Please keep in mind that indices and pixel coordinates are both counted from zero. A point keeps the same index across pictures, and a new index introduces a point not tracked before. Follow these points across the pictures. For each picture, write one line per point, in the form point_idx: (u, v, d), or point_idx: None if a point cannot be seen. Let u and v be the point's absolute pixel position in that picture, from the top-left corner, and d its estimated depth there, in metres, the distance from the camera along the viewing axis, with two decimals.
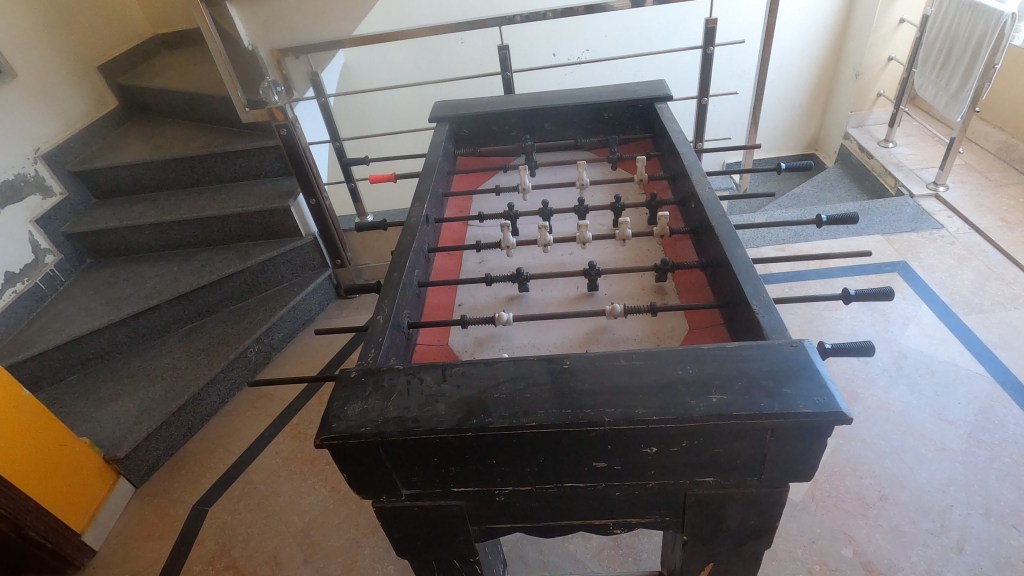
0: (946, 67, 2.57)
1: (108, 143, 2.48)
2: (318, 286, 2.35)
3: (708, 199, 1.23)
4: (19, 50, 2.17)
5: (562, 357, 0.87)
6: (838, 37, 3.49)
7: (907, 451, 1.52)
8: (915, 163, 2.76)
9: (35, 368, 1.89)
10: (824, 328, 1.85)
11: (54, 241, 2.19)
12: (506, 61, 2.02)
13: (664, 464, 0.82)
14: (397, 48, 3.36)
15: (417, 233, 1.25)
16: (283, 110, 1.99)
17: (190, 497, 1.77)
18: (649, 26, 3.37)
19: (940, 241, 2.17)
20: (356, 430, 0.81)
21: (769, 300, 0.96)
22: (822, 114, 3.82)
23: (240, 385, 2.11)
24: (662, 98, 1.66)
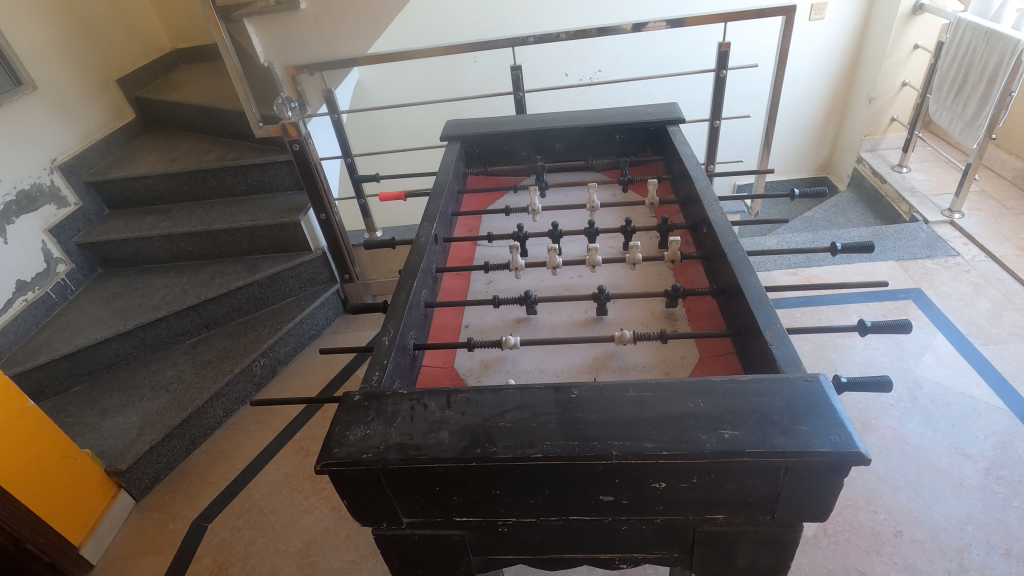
0: (960, 94, 2.55)
1: (124, 155, 2.51)
2: (326, 301, 2.35)
3: (721, 225, 1.22)
4: (41, 63, 2.21)
5: (570, 385, 0.85)
6: (851, 62, 3.50)
7: (923, 485, 1.48)
8: (930, 188, 2.73)
9: (41, 377, 1.89)
10: (836, 356, 1.82)
11: (67, 251, 2.21)
12: (518, 81, 2.03)
13: (673, 500, 0.80)
14: (411, 67, 3.40)
15: (426, 252, 1.25)
16: (296, 126, 1.91)
17: (190, 512, 1.76)
18: (661, 49, 3.40)
19: (956, 269, 2.14)
20: (358, 456, 0.79)
21: (782, 331, 0.94)
22: (834, 138, 3.81)
23: (245, 399, 2.10)
24: (675, 121, 1.65)
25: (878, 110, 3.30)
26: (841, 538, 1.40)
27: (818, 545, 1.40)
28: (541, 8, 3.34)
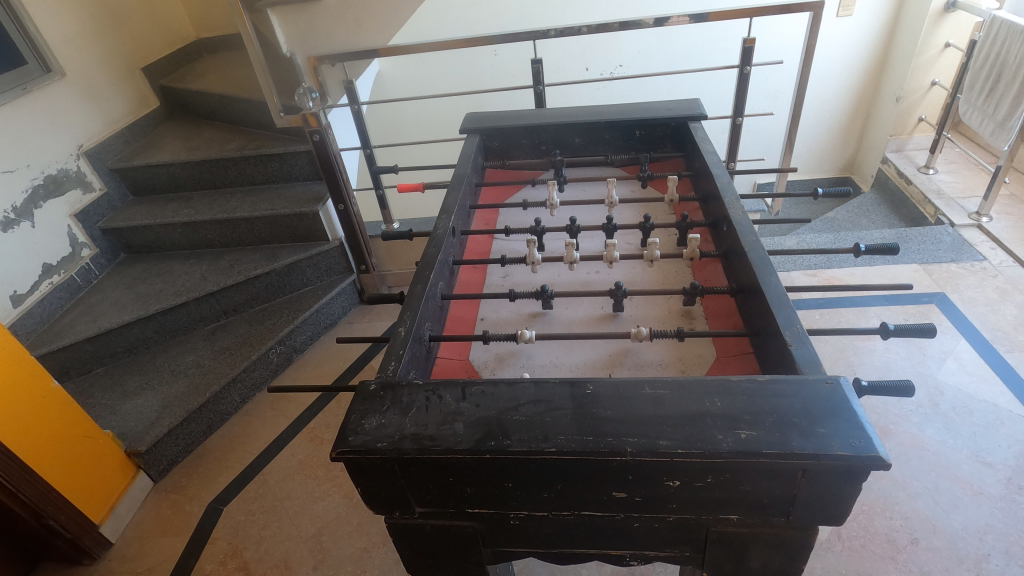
0: (993, 94, 2.48)
1: (148, 143, 2.55)
2: (342, 291, 2.37)
3: (742, 223, 1.20)
4: (69, 50, 2.25)
5: (585, 381, 0.85)
6: (879, 59, 3.42)
7: (942, 493, 1.45)
8: (957, 191, 2.67)
9: (66, 359, 1.93)
10: (855, 360, 1.79)
11: (91, 236, 2.25)
12: (539, 75, 2.01)
13: (687, 498, 0.79)
14: (432, 59, 3.40)
15: (443, 244, 1.25)
16: (317, 116, 2.03)
17: (206, 495, 1.79)
18: (684, 44, 3.35)
19: (982, 273, 2.09)
20: (373, 445, 0.79)
21: (803, 332, 0.92)
22: (859, 138, 3.74)
23: (261, 386, 2.13)
24: (696, 118, 1.64)
25: (906, 109, 3.23)
26: (856, 544, 1.38)
27: (832, 550, 1.38)
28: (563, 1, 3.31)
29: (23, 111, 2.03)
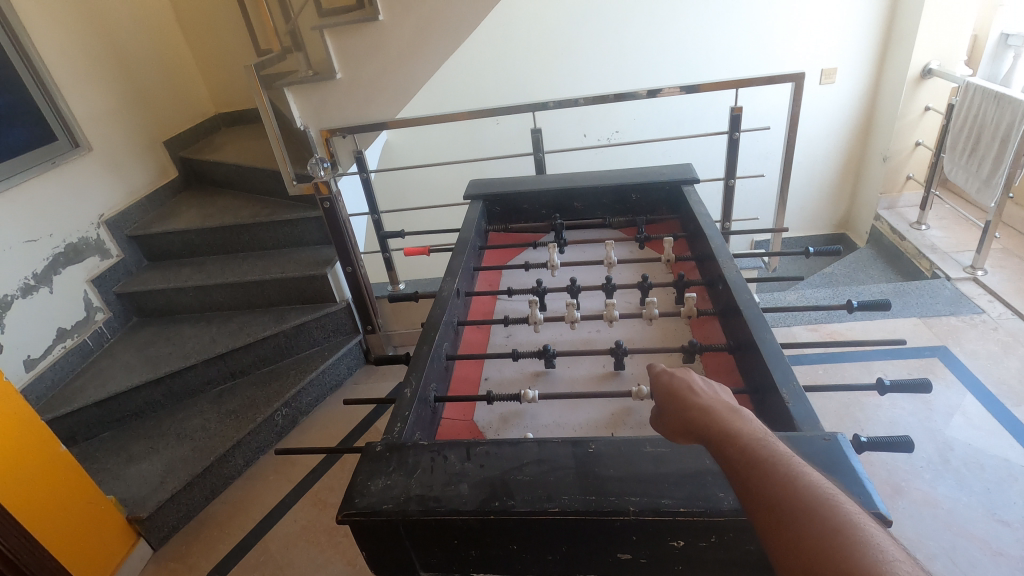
0: (974, 153, 2.59)
1: (165, 211, 2.66)
2: (348, 351, 2.40)
3: (736, 282, 1.24)
4: (97, 128, 2.39)
5: (587, 440, 0.87)
6: (864, 122, 3.58)
7: (960, 554, 1.41)
8: (950, 246, 2.73)
9: (73, 424, 1.95)
10: (861, 415, 1.78)
11: (106, 301, 2.31)
12: (539, 143, 2.12)
13: (692, 560, 0.79)
14: (437, 129, 3.58)
15: (448, 306, 1.29)
16: (328, 184, 2.03)
17: (206, 563, 1.75)
18: (676, 112, 3.53)
19: (982, 326, 2.10)
20: (379, 507, 0.81)
21: (799, 388, 0.94)
22: (851, 196, 3.85)
23: (266, 449, 2.12)
24: (689, 182, 1.71)
25: (893, 168, 3.35)
26: None
27: None
28: (561, 74, 3.52)
29: (50, 184, 2.15)
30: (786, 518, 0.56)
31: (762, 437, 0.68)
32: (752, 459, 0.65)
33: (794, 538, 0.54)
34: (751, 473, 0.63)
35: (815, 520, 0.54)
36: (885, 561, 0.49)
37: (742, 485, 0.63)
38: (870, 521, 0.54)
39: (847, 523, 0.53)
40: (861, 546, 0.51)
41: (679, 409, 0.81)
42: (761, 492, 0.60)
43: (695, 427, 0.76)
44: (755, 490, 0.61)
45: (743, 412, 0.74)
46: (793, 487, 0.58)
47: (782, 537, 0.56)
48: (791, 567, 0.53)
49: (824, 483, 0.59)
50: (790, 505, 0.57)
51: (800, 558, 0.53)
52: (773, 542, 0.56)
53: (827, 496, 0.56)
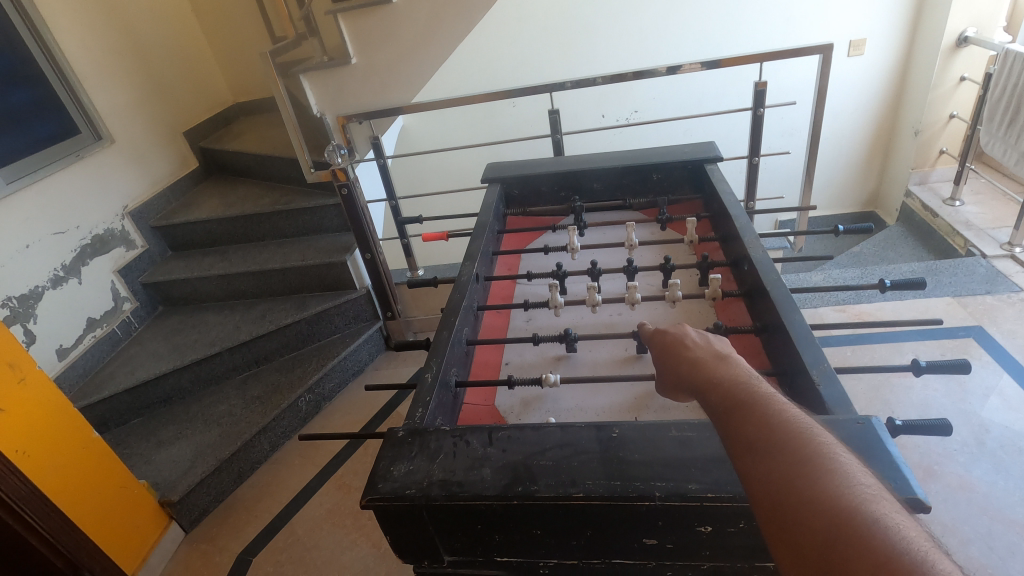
0: (1014, 124, 2.47)
1: (187, 201, 2.69)
2: (369, 338, 2.42)
3: (762, 262, 1.21)
4: (118, 120, 2.42)
5: (611, 424, 0.85)
6: (895, 95, 3.44)
7: (997, 539, 1.37)
8: (986, 222, 2.63)
9: (105, 410, 2.00)
10: (892, 397, 1.73)
11: (133, 290, 2.36)
12: (557, 124, 2.08)
13: (720, 545, 0.78)
14: (453, 113, 3.54)
15: (467, 291, 1.28)
16: (345, 170, 2.04)
17: (235, 545, 1.79)
18: (697, 89, 3.44)
19: (1020, 305, 2.03)
20: (402, 491, 0.80)
21: (830, 371, 0.91)
22: (880, 172, 3.73)
23: (290, 434, 2.16)
24: (712, 160, 1.67)
25: (926, 142, 3.22)
26: None
27: None
28: (578, 53, 3.45)
29: (76, 176, 2.18)
30: (757, 446, 0.60)
31: (746, 380, 0.71)
32: (734, 400, 0.68)
33: (760, 461, 0.58)
34: (731, 411, 0.67)
35: (783, 445, 0.58)
36: (843, 479, 0.53)
37: (722, 421, 0.67)
38: (839, 448, 0.57)
39: (812, 449, 0.57)
40: (822, 466, 0.54)
41: (669, 363, 0.86)
42: (738, 426, 0.64)
43: (682, 375, 0.81)
44: (733, 425, 0.65)
45: (734, 360, 0.77)
46: (767, 421, 0.62)
47: (750, 461, 0.60)
48: (755, 485, 0.57)
49: (799, 418, 0.62)
50: (762, 436, 0.61)
51: (763, 478, 0.57)
52: (742, 465, 0.60)
53: (800, 429, 0.60)
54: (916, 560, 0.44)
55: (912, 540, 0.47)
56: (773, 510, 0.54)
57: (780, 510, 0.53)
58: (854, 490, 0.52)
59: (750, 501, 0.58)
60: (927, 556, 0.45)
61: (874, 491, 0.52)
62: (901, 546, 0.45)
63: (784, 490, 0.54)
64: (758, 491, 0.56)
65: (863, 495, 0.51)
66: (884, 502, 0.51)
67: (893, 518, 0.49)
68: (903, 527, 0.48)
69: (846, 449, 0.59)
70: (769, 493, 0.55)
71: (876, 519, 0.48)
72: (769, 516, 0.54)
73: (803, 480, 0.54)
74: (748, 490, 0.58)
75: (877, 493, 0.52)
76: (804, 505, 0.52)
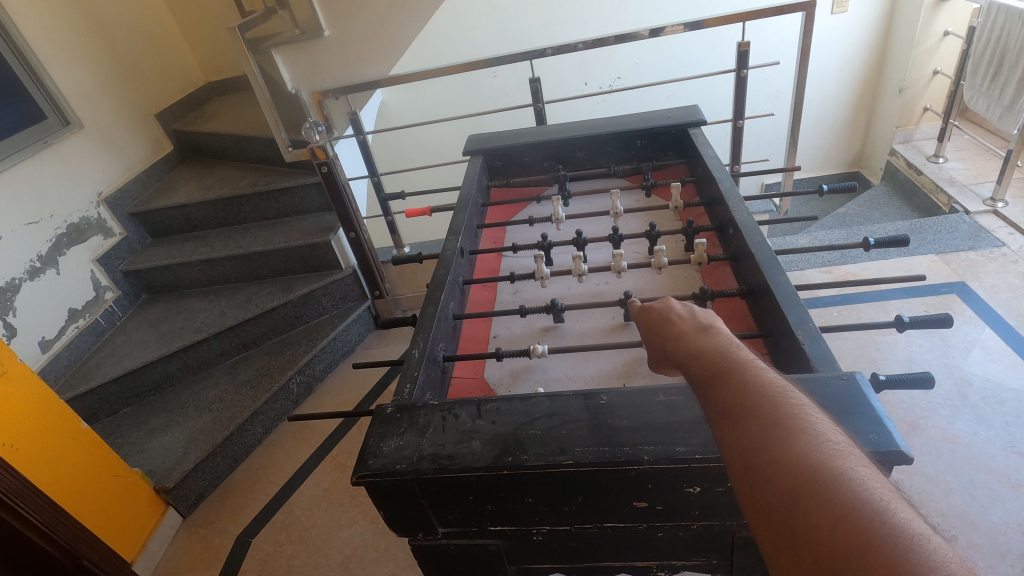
0: (997, 78, 2.46)
1: (163, 186, 2.63)
2: (357, 318, 2.41)
3: (747, 225, 1.20)
4: (86, 103, 2.34)
5: (599, 391, 0.85)
6: (879, 52, 3.41)
7: (978, 487, 1.41)
8: (969, 178, 2.64)
9: (93, 401, 1.98)
10: (877, 355, 1.75)
11: (114, 279, 2.31)
12: (537, 93, 2.04)
13: (710, 505, 0.79)
14: (433, 85, 3.47)
15: (452, 265, 1.26)
16: (323, 149, 1.95)
17: (234, 528, 1.80)
18: (680, 53, 3.39)
19: (1002, 260, 2.05)
20: (393, 467, 0.80)
21: (815, 330, 0.92)
22: (865, 131, 3.72)
23: (283, 416, 2.16)
24: (696, 124, 1.64)
25: (909, 100, 3.21)
26: None
27: None
28: (558, 19, 3.38)
29: (46, 164, 2.12)
30: (733, 413, 0.60)
31: (726, 350, 0.71)
32: (714, 370, 0.68)
33: (735, 427, 0.59)
34: (711, 381, 0.67)
35: (757, 410, 0.58)
36: (812, 437, 0.53)
37: (703, 391, 0.68)
38: (813, 410, 0.57)
39: (784, 411, 0.57)
40: (792, 426, 0.55)
41: (655, 339, 0.85)
42: (716, 395, 0.65)
43: (668, 350, 0.81)
44: (712, 395, 0.66)
45: (717, 330, 0.77)
46: (743, 387, 0.63)
47: (725, 428, 0.60)
48: (729, 451, 0.58)
49: (775, 382, 0.62)
50: (737, 402, 0.61)
51: (737, 443, 0.57)
52: (719, 432, 0.61)
53: (774, 392, 0.60)
54: (876, 509, 0.44)
55: (875, 490, 0.47)
56: (745, 473, 0.54)
57: (750, 473, 0.54)
58: (821, 446, 0.52)
59: (726, 466, 0.58)
60: (888, 506, 0.45)
61: (843, 447, 0.52)
62: (863, 496, 0.46)
63: (755, 452, 0.54)
64: (732, 456, 0.57)
65: (830, 450, 0.51)
66: (852, 457, 0.51)
67: (859, 471, 0.49)
68: (868, 480, 0.48)
69: (821, 410, 0.59)
70: (740, 456, 0.56)
71: (840, 472, 0.48)
72: (741, 479, 0.55)
73: (772, 441, 0.54)
74: (724, 455, 0.59)
75: (846, 449, 0.52)
76: (771, 465, 0.52)
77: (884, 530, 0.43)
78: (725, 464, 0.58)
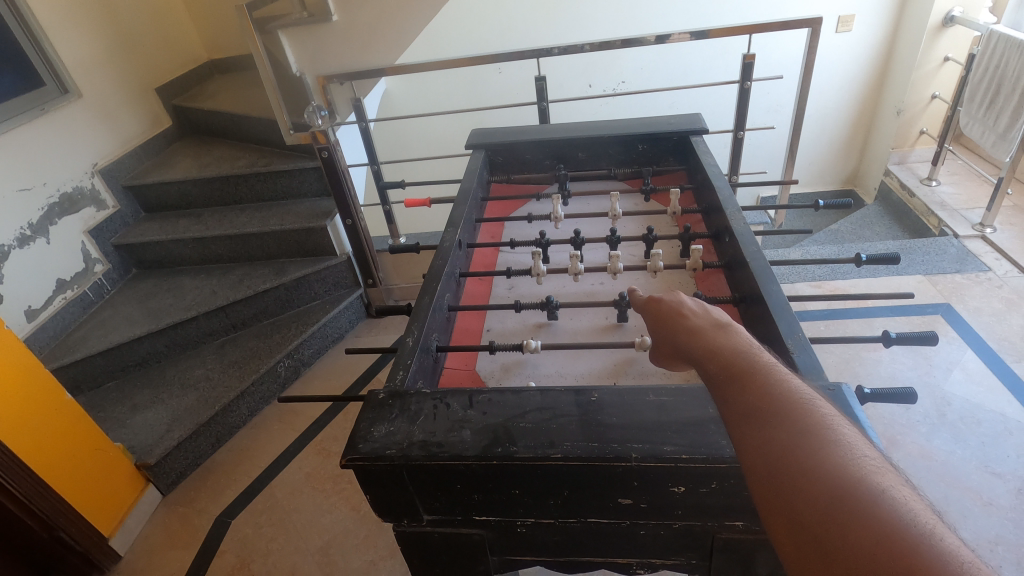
0: (993, 106, 2.50)
1: (159, 161, 2.60)
2: (350, 305, 2.40)
3: (743, 233, 1.22)
4: (86, 73, 2.31)
5: (590, 388, 0.87)
6: (880, 72, 3.45)
7: (952, 504, 1.44)
8: (960, 202, 2.69)
9: (78, 373, 1.96)
10: (861, 369, 1.79)
11: (104, 252, 2.29)
12: (542, 91, 2.03)
13: (692, 505, 0.80)
14: (437, 77, 3.47)
15: (450, 257, 1.27)
16: (325, 133, 1.97)
17: (214, 508, 1.80)
18: (685, 60, 3.41)
19: (987, 284, 2.09)
20: (382, 452, 0.81)
21: (804, 339, 0.93)
22: (861, 150, 3.77)
23: (269, 399, 2.15)
24: (697, 132, 1.66)
25: (906, 122, 3.26)
26: None
27: None
28: (566, 19, 3.39)
29: (42, 131, 2.09)
30: (758, 416, 0.61)
31: (744, 348, 0.72)
32: (733, 368, 0.69)
33: (761, 431, 0.59)
34: (731, 380, 0.68)
35: (785, 418, 0.59)
36: (846, 451, 0.54)
37: (722, 390, 0.68)
38: (840, 421, 0.59)
39: (813, 421, 0.58)
40: (824, 438, 0.56)
41: (663, 332, 0.86)
42: (738, 396, 0.65)
43: (678, 343, 0.81)
44: (732, 394, 0.66)
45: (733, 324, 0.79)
46: (767, 392, 0.63)
47: (750, 430, 0.61)
48: (754, 454, 0.59)
49: (800, 390, 0.63)
50: (761, 406, 0.62)
51: (762, 450, 0.58)
52: (742, 435, 0.61)
53: (802, 401, 0.61)
54: (921, 533, 0.45)
55: (916, 511, 0.48)
56: (774, 481, 0.55)
57: (779, 481, 0.55)
58: (857, 462, 0.53)
59: (746, 469, 0.59)
60: (932, 531, 0.46)
61: (876, 465, 0.53)
62: (906, 520, 0.47)
63: (785, 462, 0.55)
64: (758, 461, 0.58)
65: (867, 467, 0.52)
66: (886, 475, 0.52)
67: (896, 492, 0.50)
68: (907, 503, 0.49)
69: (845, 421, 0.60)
70: (766, 461, 0.57)
71: (879, 492, 0.49)
72: (768, 487, 0.56)
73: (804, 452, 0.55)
74: (745, 458, 0.60)
75: (879, 467, 0.53)
76: (803, 477, 0.53)
77: (932, 555, 0.44)
78: (746, 467, 0.59)
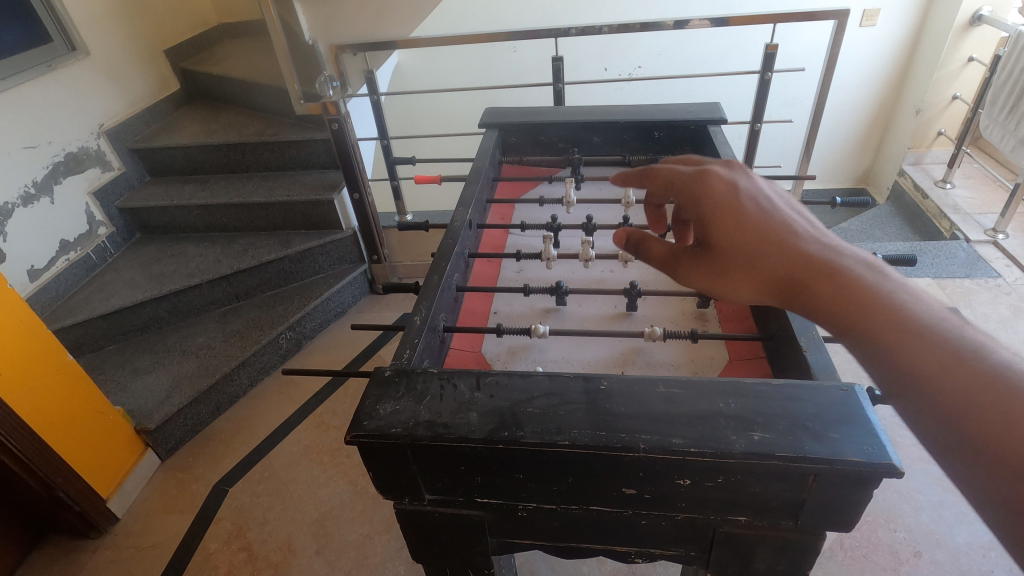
0: (1015, 110, 2.46)
1: (166, 125, 2.57)
2: (353, 280, 2.39)
3: None
4: (95, 31, 2.26)
5: (599, 376, 0.86)
6: (901, 70, 3.40)
7: (947, 508, 1.45)
8: (973, 206, 2.66)
9: (79, 335, 1.96)
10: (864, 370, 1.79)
11: (108, 215, 2.27)
12: (559, 73, 1.99)
13: (696, 498, 0.80)
14: (451, 53, 3.42)
15: (460, 236, 1.25)
16: (336, 105, 1.99)
17: (212, 475, 1.81)
18: (703, 48, 3.35)
19: (996, 290, 2.08)
20: (388, 430, 0.80)
21: (818, 338, 0.92)
22: (876, 149, 3.73)
23: (270, 370, 2.15)
24: (716, 121, 1.63)
25: (925, 122, 3.21)
26: (858, 554, 1.38)
27: (834, 558, 1.38)
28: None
29: (49, 88, 2.06)
30: (898, 327, 0.56)
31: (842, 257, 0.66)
32: (845, 276, 0.63)
33: (906, 344, 0.55)
34: (846, 286, 0.61)
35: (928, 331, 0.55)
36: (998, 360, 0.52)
37: (834, 296, 0.61)
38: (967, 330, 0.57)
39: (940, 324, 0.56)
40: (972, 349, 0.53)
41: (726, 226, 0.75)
42: (862, 306, 0.59)
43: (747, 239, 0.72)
44: (854, 297, 0.60)
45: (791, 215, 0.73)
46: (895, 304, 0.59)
47: (890, 341, 0.56)
48: (900, 367, 0.55)
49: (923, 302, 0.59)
50: (894, 318, 0.57)
51: (914, 359, 0.54)
52: (880, 344, 0.57)
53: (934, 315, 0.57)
54: None
55: None
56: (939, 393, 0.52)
57: (941, 389, 0.52)
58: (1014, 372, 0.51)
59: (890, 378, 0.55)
60: None
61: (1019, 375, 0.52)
62: None
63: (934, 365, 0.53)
64: (912, 371, 0.54)
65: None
66: None
67: None
68: None
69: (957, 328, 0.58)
70: (917, 364, 0.54)
71: None
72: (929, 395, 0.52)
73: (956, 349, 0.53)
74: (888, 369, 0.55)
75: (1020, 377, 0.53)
76: (979, 381, 0.51)
77: None
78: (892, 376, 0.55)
